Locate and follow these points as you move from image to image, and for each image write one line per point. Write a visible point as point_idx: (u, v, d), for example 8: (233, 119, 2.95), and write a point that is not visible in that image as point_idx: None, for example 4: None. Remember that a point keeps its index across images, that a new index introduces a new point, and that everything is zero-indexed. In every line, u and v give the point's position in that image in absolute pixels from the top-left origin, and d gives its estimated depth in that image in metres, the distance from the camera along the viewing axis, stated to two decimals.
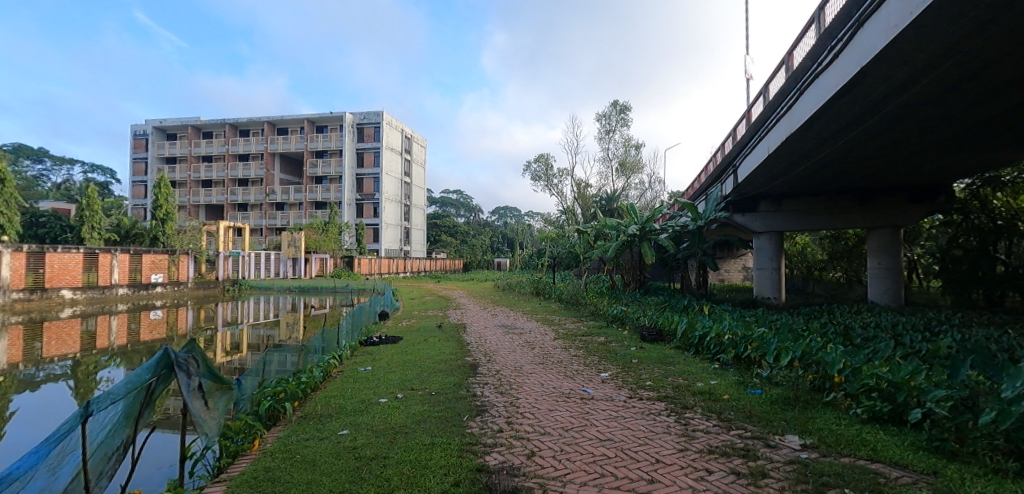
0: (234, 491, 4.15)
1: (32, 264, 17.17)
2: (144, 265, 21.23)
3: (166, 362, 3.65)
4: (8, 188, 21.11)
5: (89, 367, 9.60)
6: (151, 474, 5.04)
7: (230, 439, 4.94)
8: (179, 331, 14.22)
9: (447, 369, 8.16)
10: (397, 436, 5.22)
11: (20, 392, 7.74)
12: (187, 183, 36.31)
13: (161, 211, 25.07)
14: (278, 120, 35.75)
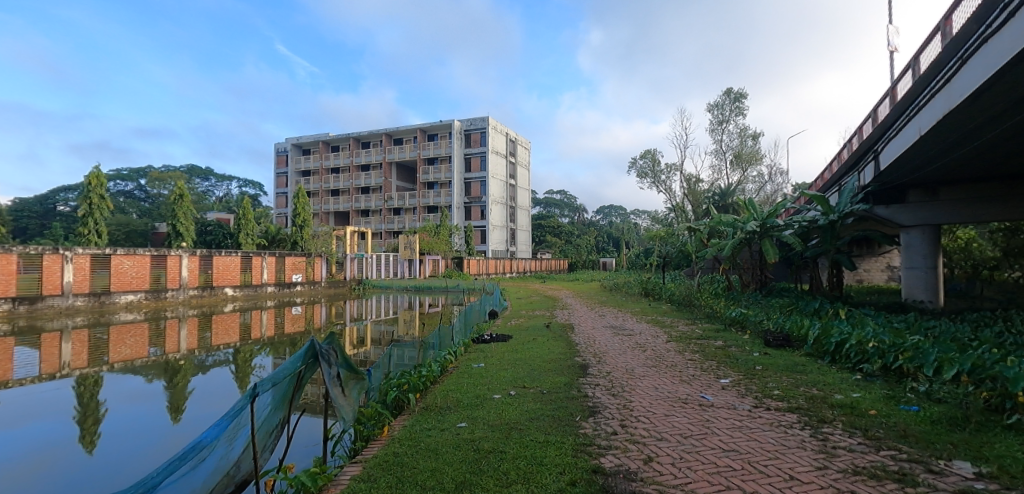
0: (369, 471, 4.53)
1: (203, 266, 20.23)
2: (287, 266, 23.97)
3: (313, 352, 4.09)
4: (184, 202, 25.03)
5: (246, 355, 11.07)
6: (300, 450, 5.68)
7: (362, 425, 5.39)
8: (315, 325, 15.85)
9: (557, 369, 8.20)
10: (512, 432, 5.35)
11: (196, 374, 9.14)
12: (319, 192, 40.27)
13: (300, 218, 28.28)
14: (394, 131, 38.38)
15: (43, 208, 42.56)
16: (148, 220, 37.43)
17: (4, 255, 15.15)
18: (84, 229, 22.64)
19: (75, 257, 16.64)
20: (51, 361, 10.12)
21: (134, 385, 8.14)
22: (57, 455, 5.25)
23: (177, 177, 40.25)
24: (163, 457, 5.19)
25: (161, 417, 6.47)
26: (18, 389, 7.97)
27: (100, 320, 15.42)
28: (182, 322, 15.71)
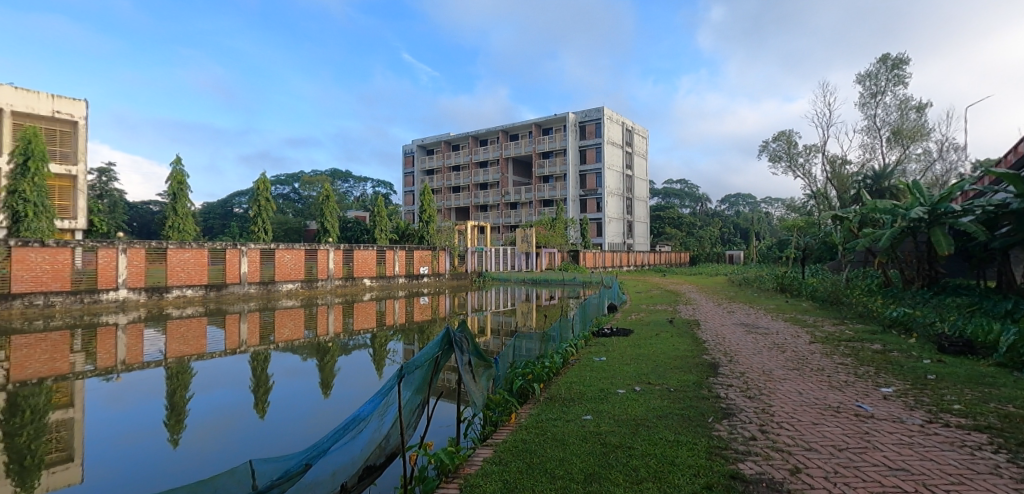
0: (500, 455, 4.68)
1: (346, 259, 22.45)
2: (416, 259, 25.71)
3: (448, 339, 4.32)
4: (330, 202, 27.94)
5: (382, 340, 12.03)
6: (437, 430, 6.05)
7: (491, 410, 5.58)
8: (440, 314, 16.80)
9: (684, 366, 7.81)
10: (639, 428, 5.21)
11: (340, 355, 10.17)
12: (441, 190, 42.46)
13: (426, 215, 29.90)
14: (510, 128, 39.19)
15: (223, 210, 50.28)
16: (302, 218, 42.45)
17: (198, 250, 18.16)
18: (255, 228, 26.36)
19: (249, 251, 19.44)
20: (232, 339, 11.95)
21: (292, 363, 9.27)
22: (238, 418, 6.13)
23: (323, 180, 45.12)
24: (318, 426, 5.84)
25: (315, 391, 7.28)
26: (209, 361, 9.49)
27: (267, 305, 17.87)
28: (330, 308, 17.62)
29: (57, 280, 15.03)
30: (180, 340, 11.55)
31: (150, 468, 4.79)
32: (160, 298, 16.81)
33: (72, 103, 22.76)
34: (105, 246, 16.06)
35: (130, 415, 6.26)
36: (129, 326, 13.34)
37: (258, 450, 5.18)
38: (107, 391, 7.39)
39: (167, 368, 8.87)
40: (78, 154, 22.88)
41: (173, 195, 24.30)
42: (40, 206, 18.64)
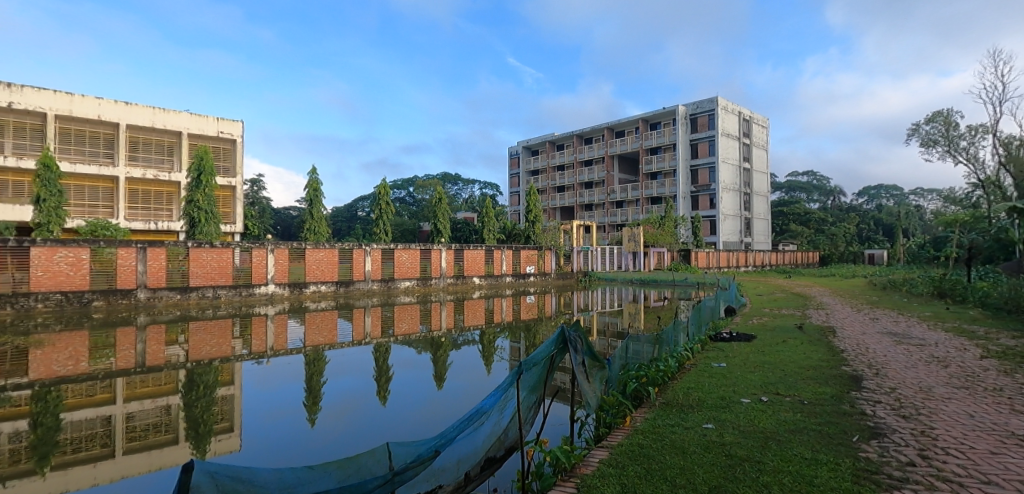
0: (616, 458, 4.57)
1: (456, 258, 23.43)
2: (522, 258, 26.07)
3: (561, 338, 4.30)
4: (442, 203, 29.30)
5: (491, 336, 12.26)
6: (551, 428, 6.05)
7: (604, 412, 5.47)
8: (546, 313, 16.80)
9: (819, 378, 7.07)
10: (769, 442, 4.80)
11: (451, 349, 10.60)
12: (546, 189, 42.53)
13: (531, 215, 30.12)
14: (616, 124, 37.98)
15: (349, 214, 54.92)
16: (417, 220, 45.01)
17: (330, 250, 20.00)
18: (377, 229, 28.45)
19: (372, 251, 20.99)
20: (358, 331, 13.03)
21: (408, 355, 9.82)
22: (363, 404, 6.60)
23: (436, 184, 47.40)
24: (434, 415, 6.11)
25: (430, 382, 7.64)
26: (338, 350, 10.36)
27: (388, 301, 19.18)
28: (443, 305, 18.43)
29: (223, 276, 17.60)
30: (315, 331, 12.80)
31: (292, 443, 5.31)
32: (301, 293, 18.76)
33: (232, 123, 26.26)
34: (257, 247, 18.20)
35: (275, 396, 7.01)
36: (276, 316, 15.19)
37: (381, 433, 5.54)
38: (256, 373, 8.36)
39: (304, 355, 9.84)
40: (236, 168, 26.38)
41: (310, 201, 27.26)
42: (208, 213, 21.81)
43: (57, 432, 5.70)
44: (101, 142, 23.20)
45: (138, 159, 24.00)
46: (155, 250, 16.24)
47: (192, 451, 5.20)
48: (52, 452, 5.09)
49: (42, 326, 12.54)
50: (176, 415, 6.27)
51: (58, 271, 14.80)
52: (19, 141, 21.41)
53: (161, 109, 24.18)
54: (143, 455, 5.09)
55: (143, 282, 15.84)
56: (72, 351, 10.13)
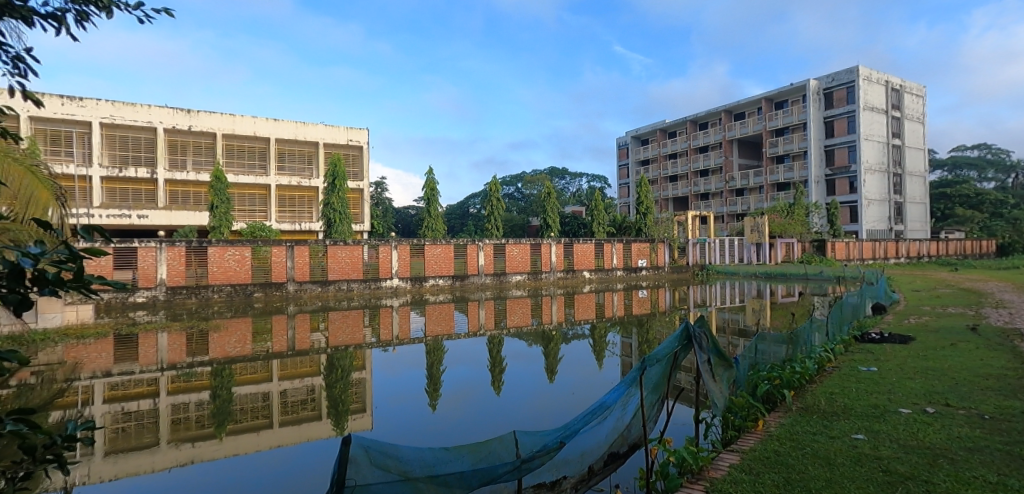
0: (749, 464, 4.27)
1: (566, 252, 23.40)
2: (633, 252, 25.31)
3: (686, 335, 4.08)
4: (551, 198, 29.34)
5: (603, 331, 11.89)
6: (674, 427, 5.81)
7: (733, 414, 5.14)
8: (660, 308, 16.05)
9: (1003, 389, 5.99)
10: (939, 460, 4.18)
11: (562, 343, 10.55)
12: (658, 180, 40.64)
13: (643, 206, 28.97)
14: (735, 106, 34.80)
15: (461, 211, 57.07)
16: (526, 214, 45.60)
17: (447, 246, 20.94)
18: (488, 225, 29.27)
19: (485, 246, 21.73)
20: (473, 322, 13.55)
21: (520, 348, 9.98)
22: (481, 393, 6.84)
23: (544, 179, 47.49)
24: (547, 408, 6.13)
25: (542, 376, 7.68)
26: (454, 341, 10.87)
27: (500, 294, 19.69)
28: (554, 299, 18.48)
29: (355, 270, 19.13)
30: (434, 322, 13.57)
31: (417, 425, 5.65)
32: (421, 286, 20.15)
33: (360, 131, 28.61)
34: (383, 244, 19.59)
35: (401, 382, 7.53)
36: (401, 308, 16.34)
37: (496, 422, 5.67)
38: (385, 360, 9.08)
39: (425, 345, 10.47)
40: (363, 172, 28.77)
41: (427, 200, 28.90)
42: (341, 213, 24.17)
43: (230, 403, 6.67)
44: (258, 155, 26.48)
45: (285, 168, 27.11)
46: (301, 248, 18.16)
47: (332, 427, 5.75)
48: (225, 420, 5.94)
49: (217, 313, 14.82)
50: (318, 395, 7.01)
51: (228, 267, 17.21)
52: (197, 158, 25.16)
53: (302, 123, 27.12)
54: (294, 429, 5.74)
55: (292, 276, 17.90)
56: (239, 335, 11.82)
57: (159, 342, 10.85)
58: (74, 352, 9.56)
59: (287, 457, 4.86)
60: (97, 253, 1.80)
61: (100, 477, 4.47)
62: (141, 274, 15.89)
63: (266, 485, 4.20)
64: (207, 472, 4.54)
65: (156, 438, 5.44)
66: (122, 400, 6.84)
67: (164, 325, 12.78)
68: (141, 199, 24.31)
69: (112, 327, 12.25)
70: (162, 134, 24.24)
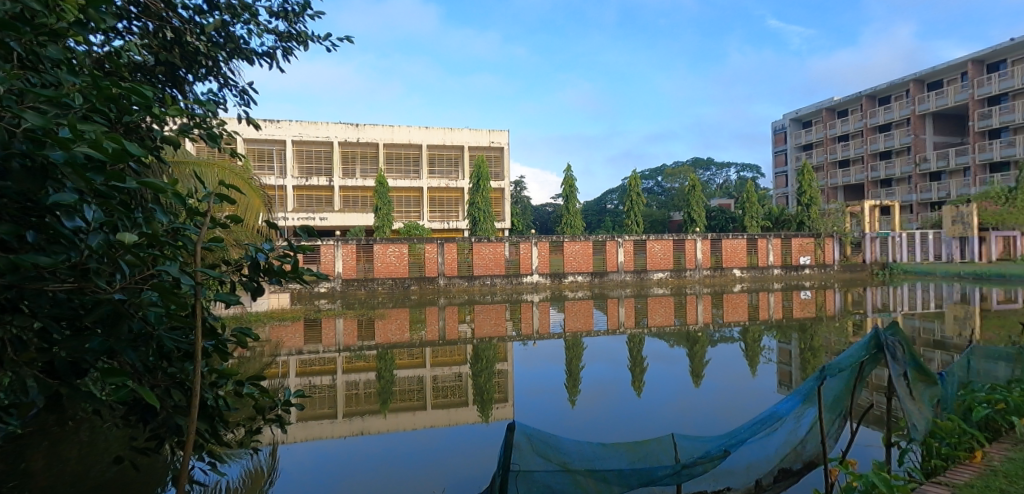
0: None
1: (715, 249, 21.85)
2: (794, 249, 22.75)
3: (876, 343, 3.49)
4: (697, 191, 27.52)
5: (756, 335, 10.83)
6: (860, 449, 5.08)
7: (937, 440, 4.35)
8: (829, 312, 14.09)
9: None
10: None
11: (709, 345, 9.81)
12: (825, 166, 35.79)
13: (806, 197, 25.83)
14: (927, 74, 28.61)
15: (598, 207, 56.24)
16: (668, 209, 43.42)
17: (585, 242, 20.85)
18: (628, 221, 28.44)
19: (625, 242, 21.14)
20: (613, 320, 13.28)
21: (662, 348, 9.46)
22: (622, 391, 6.67)
23: (688, 171, 44.56)
24: (691, 412, 5.69)
25: (688, 379, 7.17)
26: (594, 338, 10.73)
27: (641, 292, 18.99)
28: (700, 298, 17.28)
29: (497, 266, 20.03)
30: (574, 318, 13.63)
31: (558, 417, 5.68)
32: (560, 282, 20.33)
33: (501, 133, 29.62)
34: (523, 240, 20.23)
35: (542, 376, 7.63)
36: (541, 303, 16.66)
37: (633, 421, 5.39)
38: (527, 353, 9.31)
39: (564, 340, 10.53)
40: (504, 172, 29.81)
41: (566, 197, 29.09)
42: (485, 212, 25.96)
43: (392, 385, 7.41)
44: (412, 161, 29.04)
45: (436, 172, 29.28)
46: (450, 245, 19.51)
47: (478, 413, 6.00)
48: (388, 399, 6.61)
49: (380, 304, 16.60)
50: (466, 382, 7.44)
51: (389, 262, 19.09)
52: (364, 167, 28.32)
53: (449, 128, 28.85)
54: (444, 411, 6.13)
55: (442, 271, 19.34)
56: (398, 323, 13.10)
57: (336, 327, 12.49)
58: (273, 332, 11.39)
59: (437, 435, 5.20)
60: (307, 251, 2.14)
61: (289, 436, 5.24)
62: (323, 267, 18.36)
63: (421, 460, 4.53)
64: (373, 442, 5.06)
65: (335, 410, 6.22)
66: (308, 375, 7.96)
67: (341, 312, 14.66)
68: (322, 204, 28.06)
69: (301, 312, 14.36)
70: (336, 147, 27.65)
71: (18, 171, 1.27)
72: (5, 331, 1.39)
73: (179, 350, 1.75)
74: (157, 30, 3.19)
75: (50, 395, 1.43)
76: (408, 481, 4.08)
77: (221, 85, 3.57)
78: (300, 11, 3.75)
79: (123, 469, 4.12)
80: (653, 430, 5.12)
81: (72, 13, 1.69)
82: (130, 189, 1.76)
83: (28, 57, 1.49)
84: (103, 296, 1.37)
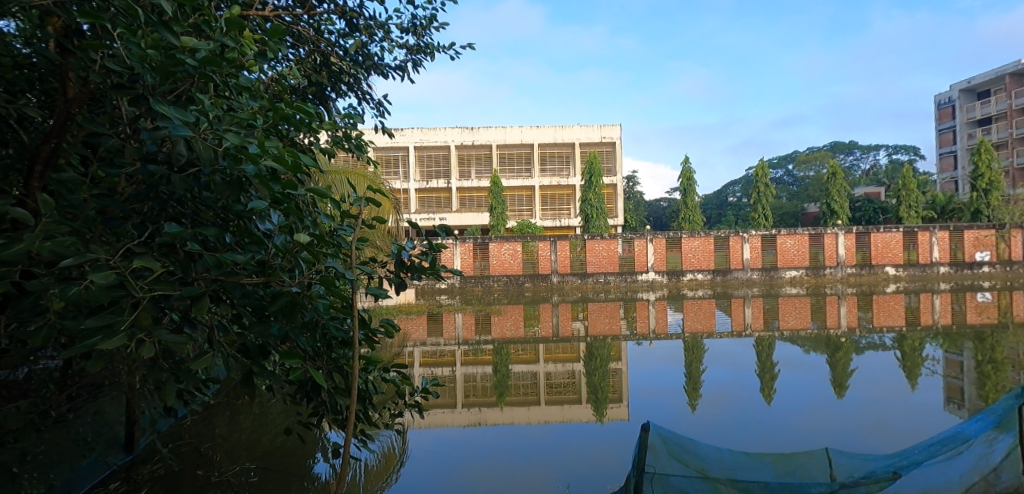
0: None
1: (861, 244, 19.48)
2: (966, 243, 19.53)
3: None
4: (838, 179, 24.64)
5: (915, 342, 9.44)
6: None
7: None
8: (1014, 318, 11.82)
9: None
10: None
11: (856, 352, 8.74)
12: (1009, 143, 29.98)
13: (981, 181, 21.92)
14: None
15: (719, 201, 52.73)
16: (803, 200, 39.42)
17: (706, 238, 19.65)
18: (755, 214, 26.37)
19: (751, 238, 19.55)
20: (738, 321, 12.38)
21: (796, 354, 8.59)
22: (749, 396, 6.22)
23: (825, 156, 39.91)
24: (833, 426, 5.12)
25: (827, 389, 6.45)
26: (715, 340, 10.09)
27: (770, 291, 17.47)
28: (842, 299, 15.41)
29: (611, 264, 19.66)
30: (693, 318, 12.92)
31: (679, 417, 5.43)
32: (678, 280, 19.36)
33: (613, 127, 28.84)
34: (638, 237, 19.62)
35: (658, 377, 7.31)
36: (657, 302, 16.02)
37: (759, 431, 4.97)
38: (643, 353, 9.00)
39: (683, 341, 10.01)
40: (617, 167, 29.04)
41: (683, 191, 27.70)
42: (597, 209, 25.70)
43: (508, 379, 7.61)
44: (524, 160, 29.52)
45: (547, 170, 29.46)
46: (563, 242, 19.57)
47: (592, 411, 5.86)
48: (505, 393, 6.80)
49: (496, 300, 17.12)
50: (579, 380, 7.39)
51: (504, 259, 19.65)
52: (479, 168, 29.43)
53: (560, 126, 28.82)
54: (557, 408, 6.10)
55: (555, 269, 19.46)
56: (514, 320, 13.43)
57: (455, 321, 13.17)
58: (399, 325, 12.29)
59: (551, 431, 5.22)
60: (446, 248, 2.30)
61: (410, 421, 5.60)
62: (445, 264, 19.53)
63: (539, 454, 4.59)
64: (492, 434, 5.21)
65: (455, 400, 6.53)
66: (430, 366, 8.47)
67: (460, 308, 15.38)
68: (442, 205, 29.61)
69: (425, 307, 15.29)
70: (453, 150, 28.99)
71: (219, 182, 1.50)
72: (214, 317, 1.67)
73: (341, 338, 1.96)
74: (310, 55, 3.61)
75: (245, 374, 1.67)
76: (520, 474, 4.15)
77: (361, 100, 3.93)
78: (428, 23, 3.99)
79: (288, 439, 4.74)
80: (782, 442, 4.68)
81: (253, 48, 1.98)
82: (301, 195, 2.01)
83: (224, 86, 1.75)
84: (284, 288, 1.58)
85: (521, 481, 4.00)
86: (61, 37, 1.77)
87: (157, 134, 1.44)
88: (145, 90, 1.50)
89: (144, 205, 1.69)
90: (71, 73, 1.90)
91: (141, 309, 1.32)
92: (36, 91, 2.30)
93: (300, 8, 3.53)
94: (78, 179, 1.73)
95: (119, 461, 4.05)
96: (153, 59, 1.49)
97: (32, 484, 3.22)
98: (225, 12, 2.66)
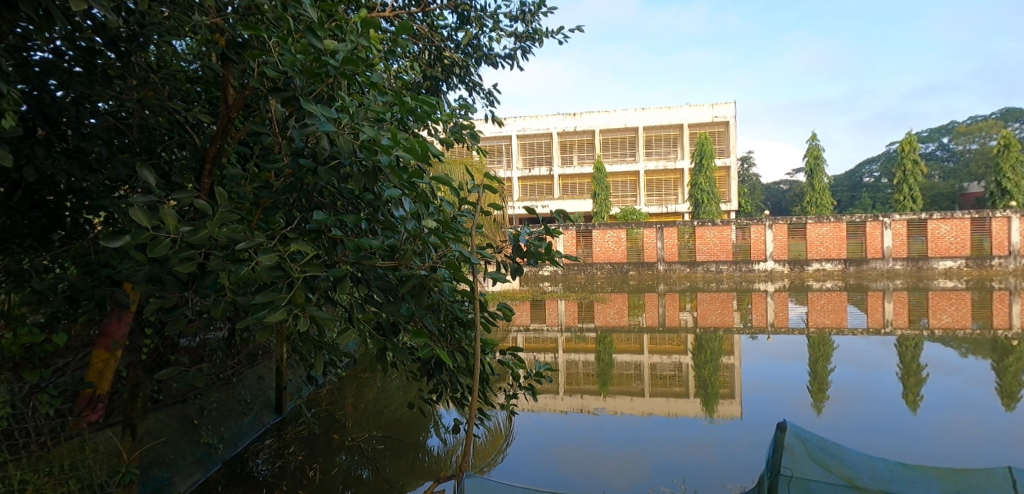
0: None
1: None
2: None
3: None
4: (1012, 152, 20.81)
5: None
6: None
7: None
8: None
9: None
10: None
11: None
12: None
13: None
14: None
15: (853, 182, 47.18)
16: (963, 178, 33.94)
17: (836, 224, 17.72)
18: (900, 196, 23.22)
19: (894, 223, 17.30)
20: (876, 317, 11.05)
21: (948, 358, 7.47)
22: (884, 398, 5.61)
23: (994, 125, 33.80)
24: (991, 439, 4.44)
25: (987, 399, 5.57)
26: (845, 337, 9.12)
27: (917, 284, 15.33)
28: (1014, 295, 13.05)
29: (724, 252, 18.48)
30: (820, 313, 11.76)
31: (800, 415, 5.05)
32: (802, 270, 17.69)
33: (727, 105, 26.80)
34: (755, 224, 18.15)
35: (775, 373, 6.77)
36: (777, 294, 14.80)
37: (896, 438, 4.44)
38: (757, 346, 8.41)
39: (807, 337, 9.14)
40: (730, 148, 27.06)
41: (810, 172, 25.18)
42: (708, 193, 24.23)
43: (610, 367, 7.55)
44: (629, 144, 28.69)
45: (654, 153, 28.33)
46: (670, 229, 18.83)
47: (700, 406, 5.58)
48: (608, 382, 6.73)
49: (600, 288, 16.89)
50: (686, 373, 7.09)
51: (607, 247, 19.38)
52: (581, 154, 29.15)
53: (667, 107, 27.49)
54: (664, 401, 5.90)
55: (661, 256, 18.81)
56: (618, 308, 13.18)
57: (559, 307, 13.26)
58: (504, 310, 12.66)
59: (652, 420, 5.08)
60: (561, 233, 2.29)
61: (519, 403, 5.73)
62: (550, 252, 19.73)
63: (644, 440, 4.51)
64: (595, 418, 5.15)
65: (558, 385, 6.61)
66: (535, 351, 8.63)
67: (564, 295, 15.37)
68: (545, 192, 29.77)
69: (529, 293, 15.55)
70: (555, 137, 29.02)
71: (357, 173, 1.63)
72: (353, 296, 1.82)
73: (461, 319, 2.06)
74: (425, 50, 3.77)
75: (379, 349, 1.81)
76: (622, 460, 4.09)
77: (471, 91, 4.04)
78: (536, 10, 3.98)
79: (408, 412, 5.09)
80: (921, 453, 4.15)
81: (380, 48, 2.11)
82: (424, 186, 2.12)
83: (359, 89, 1.89)
84: (413, 271, 1.69)
85: (622, 467, 3.94)
86: (225, 50, 2.00)
87: (306, 131, 1.59)
88: (295, 92, 1.67)
89: (292, 196, 1.89)
90: (232, 79, 2.15)
91: (296, 288, 1.49)
92: (203, 100, 2.66)
93: (415, 7, 3.70)
94: (243, 177, 1.97)
95: (272, 420, 4.64)
96: (302, 63, 1.66)
97: (209, 434, 3.79)
98: (353, 15, 2.86)
